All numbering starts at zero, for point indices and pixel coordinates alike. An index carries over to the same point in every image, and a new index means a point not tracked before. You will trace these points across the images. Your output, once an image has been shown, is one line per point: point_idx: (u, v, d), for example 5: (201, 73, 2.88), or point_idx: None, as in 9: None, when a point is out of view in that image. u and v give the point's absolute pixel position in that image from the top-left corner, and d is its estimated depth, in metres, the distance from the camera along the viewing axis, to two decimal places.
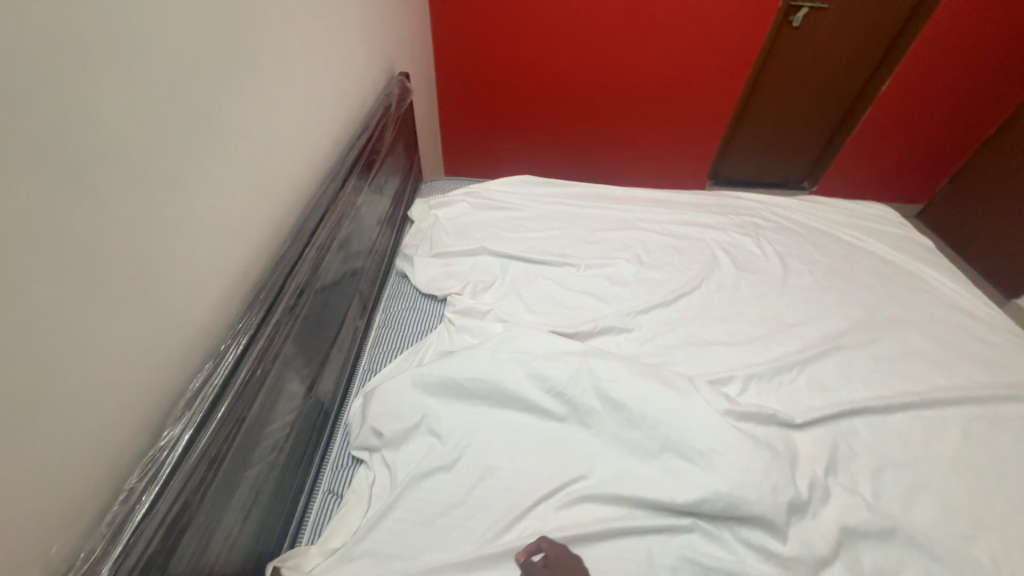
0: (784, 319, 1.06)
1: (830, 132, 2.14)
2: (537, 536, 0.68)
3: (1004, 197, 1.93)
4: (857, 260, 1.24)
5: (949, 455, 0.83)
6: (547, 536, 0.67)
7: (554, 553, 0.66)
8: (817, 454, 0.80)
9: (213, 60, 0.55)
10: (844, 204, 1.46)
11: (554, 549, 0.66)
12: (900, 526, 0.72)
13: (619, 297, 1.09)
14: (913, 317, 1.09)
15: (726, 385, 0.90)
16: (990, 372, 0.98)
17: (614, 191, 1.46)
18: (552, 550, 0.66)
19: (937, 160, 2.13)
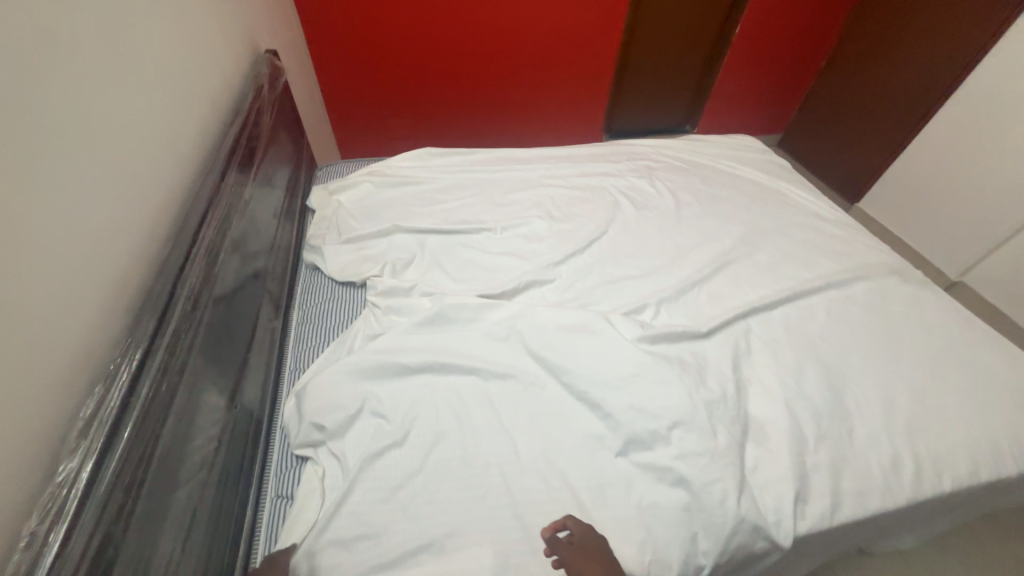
0: (681, 246, 1.18)
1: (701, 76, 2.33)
2: (565, 514, 0.68)
3: (839, 118, 2.28)
4: (733, 186, 1.41)
5: (819, 331, 1.00)
6: (574, 516, 0.67)
7: (581, 531, 0.67)
8: (722, 354, 0.92)
9: (40, 41, 0.47)
10: (718, 138, 1.64)
11: (581, 527, 0.67)
12: (790, 395, 0.87)
13: (537, 252, 1.14)
14: (781, 227, 1.27)
15: (641, 312, 1.00)
16: (841, 260, 1.18)
17: (517, 152, 1.49)
18: (580, 529, 0.66)
19: (786, 91, 2.44)
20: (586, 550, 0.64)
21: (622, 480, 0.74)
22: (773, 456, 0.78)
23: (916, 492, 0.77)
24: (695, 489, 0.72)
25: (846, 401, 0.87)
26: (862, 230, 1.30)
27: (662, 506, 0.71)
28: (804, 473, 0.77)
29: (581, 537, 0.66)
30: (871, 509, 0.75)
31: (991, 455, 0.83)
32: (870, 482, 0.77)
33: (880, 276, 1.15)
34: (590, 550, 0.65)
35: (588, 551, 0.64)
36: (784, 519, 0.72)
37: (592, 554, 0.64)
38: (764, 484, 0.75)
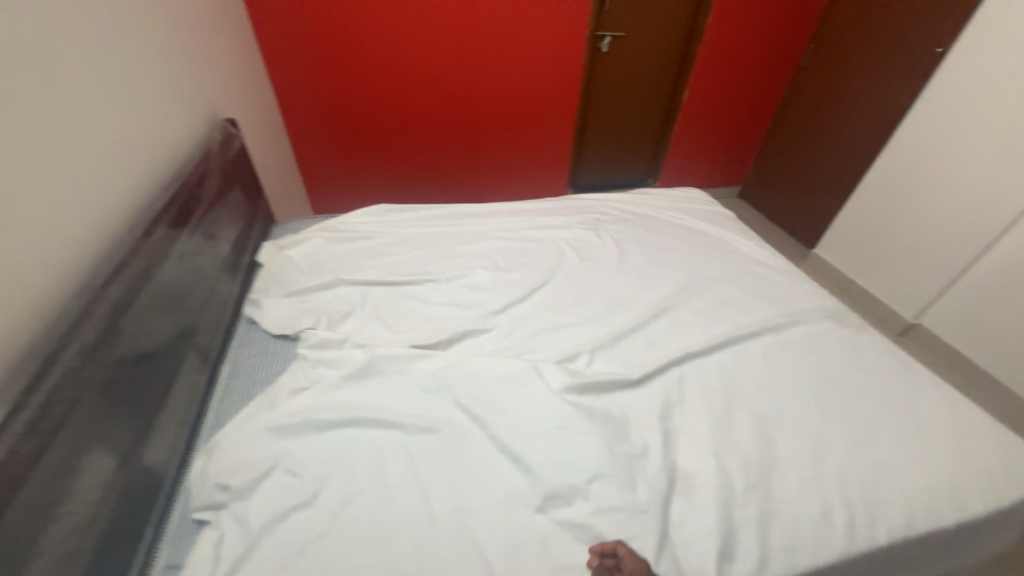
0: (622, 295, 1.21)
1: (658, 134, 2.49)
2: (617, 540, 0.68)
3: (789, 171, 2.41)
4: (677, 235, 1.47)
5: (755, 376, 1.00)
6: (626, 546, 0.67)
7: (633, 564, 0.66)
8: (653, 402, 0.92)
9: None
10: (666, 190, 1.72)
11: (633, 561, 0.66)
12: (720, 444, 0.85)
13: (479, 302, 1.15)
14: (721, 274, 1.31)
15: (575, 361, 1.00)
16: (779, 305, 1.21)
17: (472, 207, 1.56)
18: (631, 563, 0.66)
19: (739, 147, 2.61)
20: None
21: (537, 540, 0.71)
22: (698, 510, 0.75)
23: (849, 547, 0.73)
24: (610, 549, 0.69)
25: (777, 449, 0.86)
26: (802, 275, 1.34)
27: (576, 567, 0.68)
28: (729, 528, 0.74)
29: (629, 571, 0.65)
30: (801, 567, 0.71)
31: (927, 504, 0.80)
32: (800, 537, 0.74)
33: (817, 320, 1.16)
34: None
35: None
36: None
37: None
38: (688, 542, 0.72)
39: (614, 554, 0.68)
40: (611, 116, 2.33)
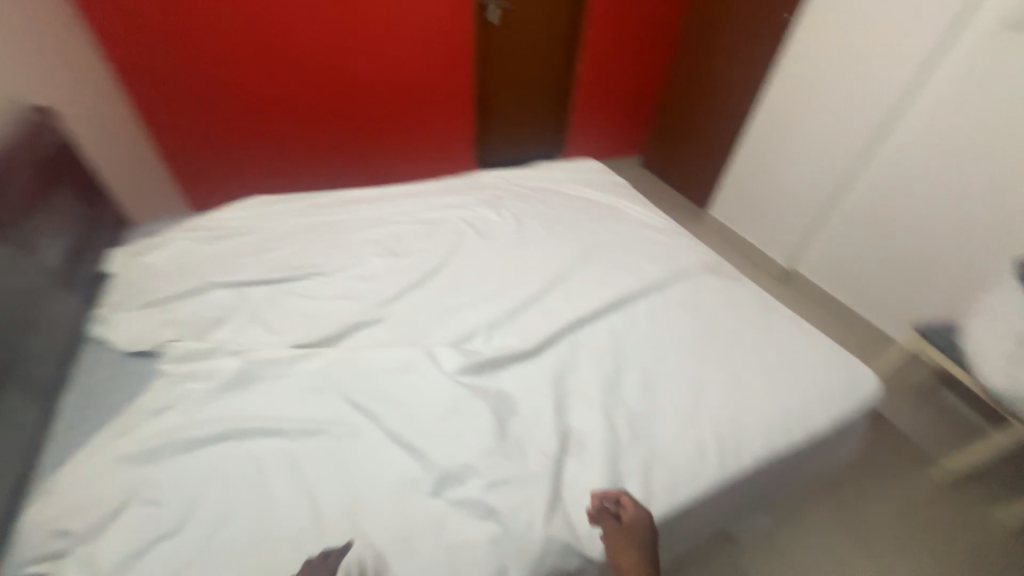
0: (520, 269, 1.22)
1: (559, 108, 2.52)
2: (623, 490, 0.74)
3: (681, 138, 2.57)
4: (574, 205, 1.51)
5: (642, 333, 1.06)
6: (631, 497, 0.72)
7: (635, 514, 0.72)
8: (547, 371, 0.94)
9: None
10: (563, 163, 1.76)
11: (635, 511, 0.72)
12: (608, 402, 0.90)
13: (371, 291, 1.10)
14: (614, 240, 1.37)
15: (471, 341, 1.00)
16: (665, 265, 1.29)
17: (364, 192, 1.47)
18: (636, 513, 0.72)
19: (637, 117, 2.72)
20: (630, 528, 0.70)
21: (431, 524, 0.70)
22: (588, 466, 0.79)
23: (719, 474, 0.82)
24: (503, 518, 0.71)
25: (661, 397, 0.92)
26: (686, 235, 1.44)
27: (471, 543, 0.68)
28: (616, 477, 0.78)
29: (631, 518, 0.71)
30: (679, 501, 0.78)
31: (783, 427, 0.90)
32: (679, 474, 0.80)
33: (697, 274, 1.26)
34: (635, 535, 0.70)
35: (631, 535, 0.70)
36: (594, 531, 0.72)
37: (633, 540, 0.70)
38: (580, 497, 0.76)
39: (617, 503, 0.74)
40: (509, 91, 2.33)
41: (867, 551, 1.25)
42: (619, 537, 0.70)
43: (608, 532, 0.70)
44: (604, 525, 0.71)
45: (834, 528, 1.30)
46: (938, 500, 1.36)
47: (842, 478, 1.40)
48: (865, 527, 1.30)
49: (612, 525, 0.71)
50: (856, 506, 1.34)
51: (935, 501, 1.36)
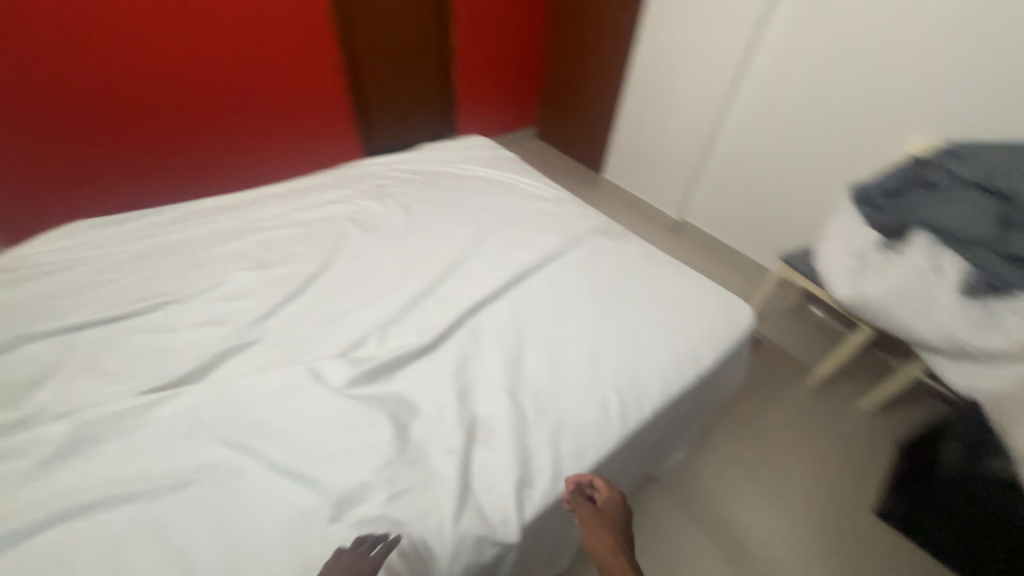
0: (411, 260, 1.15)
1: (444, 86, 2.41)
2: (599, 474, 0.77)
3: (568, 107, 2.61)
4: (464, 186, 1.46)
5: (542, 307, 1.06)
6: (606, 480, 0.76)
7: (609, 497, 0.75)
8: (448, 363, 0.90)
9: None
10: (449, 143, 1.70)
11: (610, 494, 0.75)
12: (512, 382, 0.88)
13: (241, 311, 0.97)
14: (507, 217, 1.34)
15: (364, 346, 0.92)
16: (559, 234, 1.29)
17: (223, 198, 1.30)
18: (611, 495, 0.75)
19: (525, 89, 2.70)
20: (604, 509, 0.73)
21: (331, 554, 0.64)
22: (496, 451, 0.77)
23: (623, 428, 0.84)
24: (410, 528, 0.66)
25: (564, 365, 0.93)
26: (576, 201, 1.46)
27: None
28: (525, 456, 0.77)
29: (606, 500, 0.74)
30: (588, 465, 0.79)
31: (676, 372, 0.96)
32: (586, 439, 0.82)
33: (590, 238, 1.29)
34: (608, 515, 0.73)
35: (605, 516, 0.72)
36: (509, 515, 0.71)
37: (605, 521, 0.72)
38: (490, 485, 0.74)
39: (592, 488, 0.76)
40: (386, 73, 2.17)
41: (767, 457, 1.42)
42: (593, 517, 0.72)
43: (582, 512, 0.72)
44: (578, 505, 0.73)
45: (739, 444, 1.45)
46: (816, 402, 1.57)
47: (741, 400, 1.56)
48: (763, 438, 1.47)
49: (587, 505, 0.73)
50: (755, 421, 1.51)
51: (813, 403, 1.57)
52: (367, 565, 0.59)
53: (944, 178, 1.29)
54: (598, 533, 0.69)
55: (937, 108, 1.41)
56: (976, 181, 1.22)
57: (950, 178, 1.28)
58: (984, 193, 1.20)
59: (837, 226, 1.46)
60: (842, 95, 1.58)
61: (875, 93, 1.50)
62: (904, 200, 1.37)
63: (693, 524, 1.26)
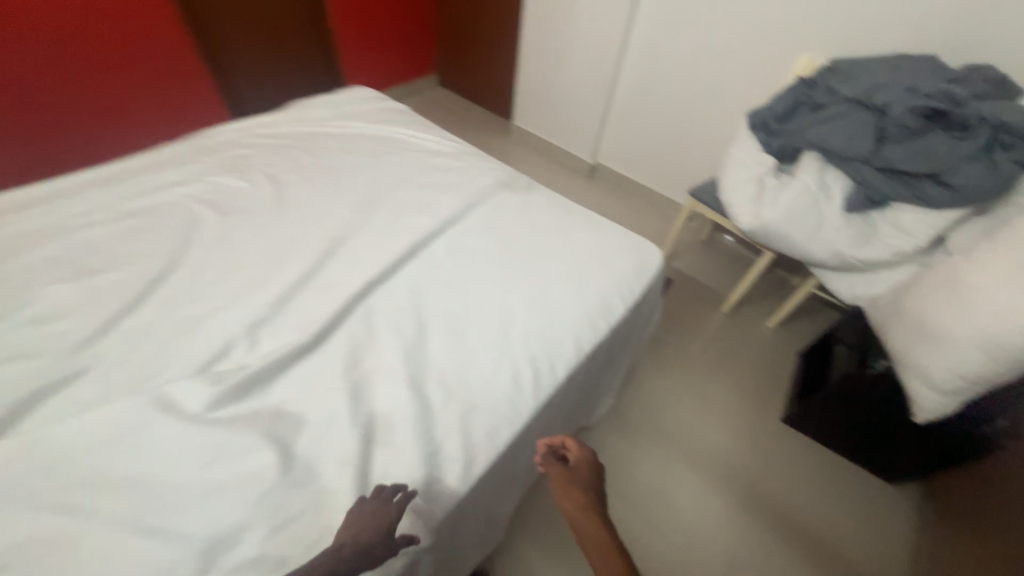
0: (286, 243, 0.98)
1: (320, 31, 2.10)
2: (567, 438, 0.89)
3: (467, 49, 2.43)
4: (348, 148, 1.27)
5: (443, 277, 0.95)
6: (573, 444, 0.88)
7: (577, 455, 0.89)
8: (336, 358, 0.78)
9: None
10: (327, 98, 1.47)
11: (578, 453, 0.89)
12: (413, 368, 0.79)
13: (61, 335, 0.77)
14: (399, 179, 1.19)
15: (231, 353, 0.78)
16: (459, 192, 1.17)
17: (26, 192, 1.02)
18: (578, 454, 0.89)
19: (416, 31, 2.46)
20: (573, 469, 0.87)
21: None
22: (399, 450, 0.69)
23: (537, 397, 0.79)
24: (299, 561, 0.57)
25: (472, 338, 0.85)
26: (477, 153, 1.34)
27: None
28: (432, 448, 0.70)
29: (575, 459, 0.88)
30: (503, 442, 0.74)
31: (588, 327, 0.91)
32: (498, 415, 0.76)
33: (494, 194, 1.18)
34: (575, 471, 0.88)
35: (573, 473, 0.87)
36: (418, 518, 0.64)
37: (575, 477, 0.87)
38: None
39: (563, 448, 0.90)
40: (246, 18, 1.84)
41: (688, 383, 1.51)
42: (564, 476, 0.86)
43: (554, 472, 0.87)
44: (551, 469, 0.87)
45: (666, 377, 1.53)
46: (729, 325, 1.67)
47: (663, 333, 1.64)
48: (684, 366, 1.56)
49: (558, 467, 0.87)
50: (676, 352, 1.59)
51: (727, 326, 1.67)
52: (393, 511, 0.60)
53: (829, 98, 1.31)
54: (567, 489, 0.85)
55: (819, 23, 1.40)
56: (855, 99, 1.22)
57: (834, 98, 1.29)
58: (862, 110, 1.21)
59: (737, 156, 1.47)
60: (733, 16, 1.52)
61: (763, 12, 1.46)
62: (792, 123, 1.40)
63: (628, 457, 1.34)
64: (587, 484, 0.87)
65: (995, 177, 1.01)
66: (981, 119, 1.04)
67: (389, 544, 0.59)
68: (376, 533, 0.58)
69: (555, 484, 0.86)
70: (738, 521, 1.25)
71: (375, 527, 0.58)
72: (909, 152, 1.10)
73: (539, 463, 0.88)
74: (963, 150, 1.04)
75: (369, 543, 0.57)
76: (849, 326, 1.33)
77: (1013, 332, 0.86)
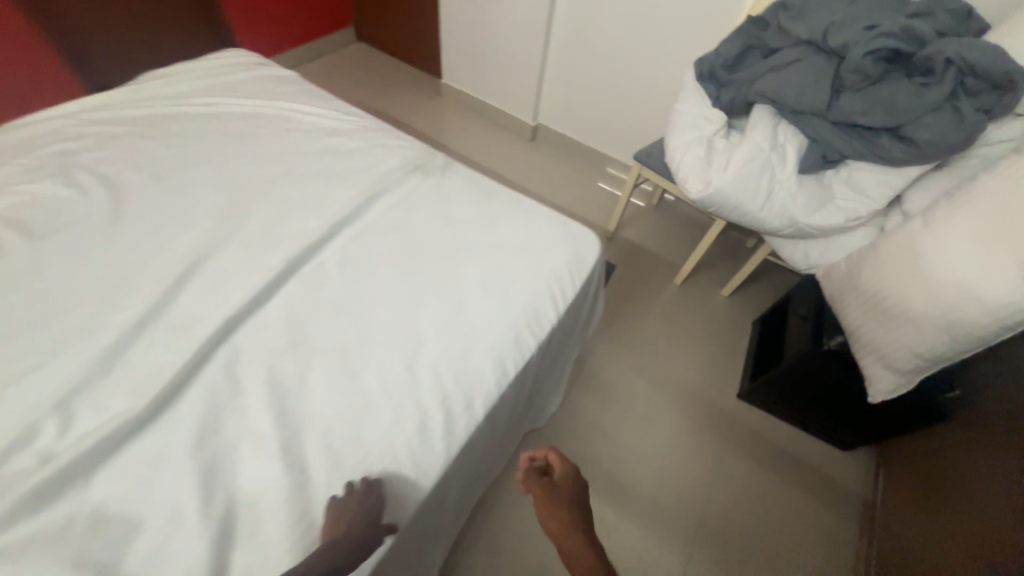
0: (123, 270, 0.76)
1: None
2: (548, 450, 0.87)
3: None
4: (217, 132, 1.03)
5: (332, 299, 0.77)
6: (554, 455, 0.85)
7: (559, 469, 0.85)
8: (186, 430, 0.61)
9: None
10: (192, 66, 1.18)
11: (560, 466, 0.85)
12: (291, 430, 0.63)
13: None
14: (280, 169, 0.97)
15: (35, 440, 0.58)
16: (357, 181, 0.96)
17: None
18: (560, 467, 0.85)
19: None
20: (556, 485, 0.84)
21: None
22: (270, 547, 0.55)
23: (450, 447, 0.66)
24: None
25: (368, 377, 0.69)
26: (381, 128, 1.11)
27: None
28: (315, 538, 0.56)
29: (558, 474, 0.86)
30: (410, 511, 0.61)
31: (514, 345, 0.77)
32: (402, 478, 0.62)
33: (401, 180, 0.98)
34: (558, 487, 0.84)
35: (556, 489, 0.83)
36: None
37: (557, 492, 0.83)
38: None
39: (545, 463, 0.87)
40: None
41: (643, 363, 1.42)
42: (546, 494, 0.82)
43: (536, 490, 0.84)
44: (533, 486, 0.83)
45: (615, 364, 1.42)
46: (684, 298, 1.58)
47: (616, 310, 1.53)
48: (638, 345, 1.46)
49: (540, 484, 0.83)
50: (630, 330, 1.49)
51: (681, 299, 1.57)
52: (373, 498, 0.58)
53: (782, 41, 1.15)
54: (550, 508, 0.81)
55: None
56: (809, 40, 1.08)
57: (788, 41, 1.14)
58: (817, 54, 1.06)
59: (684, 112, 1.31)
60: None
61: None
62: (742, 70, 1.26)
63: (581, 453, 1.25)
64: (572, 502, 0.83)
65: (959, 129, 0.89)
66: (946, 60, 0.90)
67: (378, 531, 0.56)
68: (362, 522, 0.55)
69: (540, 503, 0.82)
70: (691, 508, 1.20)
71: (362, 516, 0.55)
72: (867, 102, 0.97)
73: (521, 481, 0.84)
74: (924, 99, 0.91)
75: (362, 534, 0.54)
76: (805, 298, 1.26)
77: (974, 309, 0.79)
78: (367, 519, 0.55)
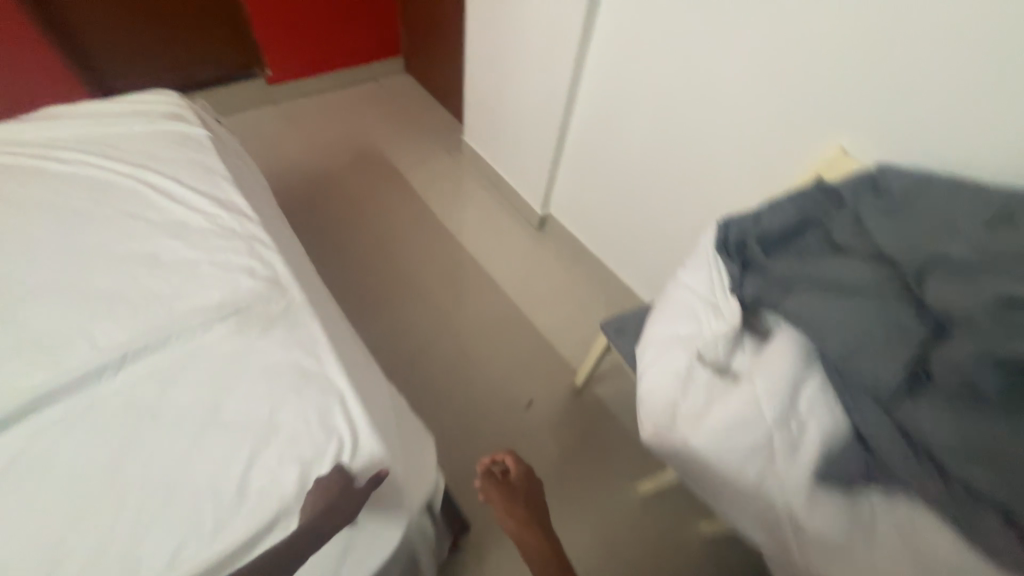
0: None
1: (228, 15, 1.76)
2: (507, 450, 0.75)
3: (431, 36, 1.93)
4: (44, 200, 0.83)
5: None
6: (512, 455, 0.73)
7: (517, 470, 0.74)
8: None
9: None
10: (95, 106, 1.00)
11: (519, 468, 0.74)
12: None
13: None
14: (67, 273, 0.74)
15: None
16: (138, 319, 0.70)
17: None
18: (519, 468, 0.73)
19: (373, 10, 1.98)
20: (514, 488, 0.72)
21: None
22: None
23: None
24: None
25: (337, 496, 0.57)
26: (244, 233, 0.84)
27: None
28: None
29: (515, 476, 0.73)
30: None
31: None
32: None
33: (197, 332, 0.70)
34: (519, 489, 0.72)
35: (517, 493, 0.72)
36: None
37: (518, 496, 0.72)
38: None
39: (502, 463, 0.75)
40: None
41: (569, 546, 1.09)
42: (507, 498, 0.71)
43: (497, 498, 0.71)
44: (489, 489, 0.71)
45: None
46: (642, 524, 1.13)
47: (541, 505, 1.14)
48: (569, 526, 1.11)
49: (497, 489, 0.71)
50: (561, 528, 1.10)
51: (637, 523, 1.13)
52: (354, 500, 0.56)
53: (857, 240, 0.69)
54: (513, 513, 0.70)
55: (883, 69, 0.74)
56: (904, 265, 0.63)
57: (865, 245, 0.68)
58: (906, 297, 0.61)
59: (684, 287, 0.84)
60: (742, 28, 0.88)
61: (790, 28, 0.82)
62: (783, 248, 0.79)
63: None
64: (534, 504, 0.72)
65: None
66: None
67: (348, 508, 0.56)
68: (332, 502, 0.56)
69: (497, 509, 0.70)
70: None
71: (328, 508, 0.55)
72: (957, 436, 0.54)
73: (477, 488, 0.71)
74: None
75: (327, 514, 0.55)
76: None
77: None
78: (337, 504, 0.56)
